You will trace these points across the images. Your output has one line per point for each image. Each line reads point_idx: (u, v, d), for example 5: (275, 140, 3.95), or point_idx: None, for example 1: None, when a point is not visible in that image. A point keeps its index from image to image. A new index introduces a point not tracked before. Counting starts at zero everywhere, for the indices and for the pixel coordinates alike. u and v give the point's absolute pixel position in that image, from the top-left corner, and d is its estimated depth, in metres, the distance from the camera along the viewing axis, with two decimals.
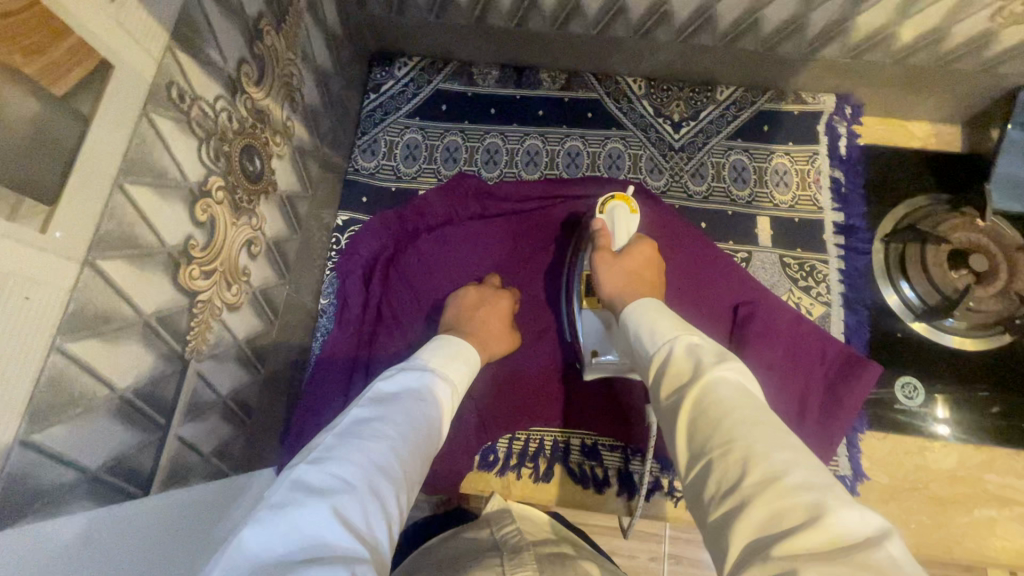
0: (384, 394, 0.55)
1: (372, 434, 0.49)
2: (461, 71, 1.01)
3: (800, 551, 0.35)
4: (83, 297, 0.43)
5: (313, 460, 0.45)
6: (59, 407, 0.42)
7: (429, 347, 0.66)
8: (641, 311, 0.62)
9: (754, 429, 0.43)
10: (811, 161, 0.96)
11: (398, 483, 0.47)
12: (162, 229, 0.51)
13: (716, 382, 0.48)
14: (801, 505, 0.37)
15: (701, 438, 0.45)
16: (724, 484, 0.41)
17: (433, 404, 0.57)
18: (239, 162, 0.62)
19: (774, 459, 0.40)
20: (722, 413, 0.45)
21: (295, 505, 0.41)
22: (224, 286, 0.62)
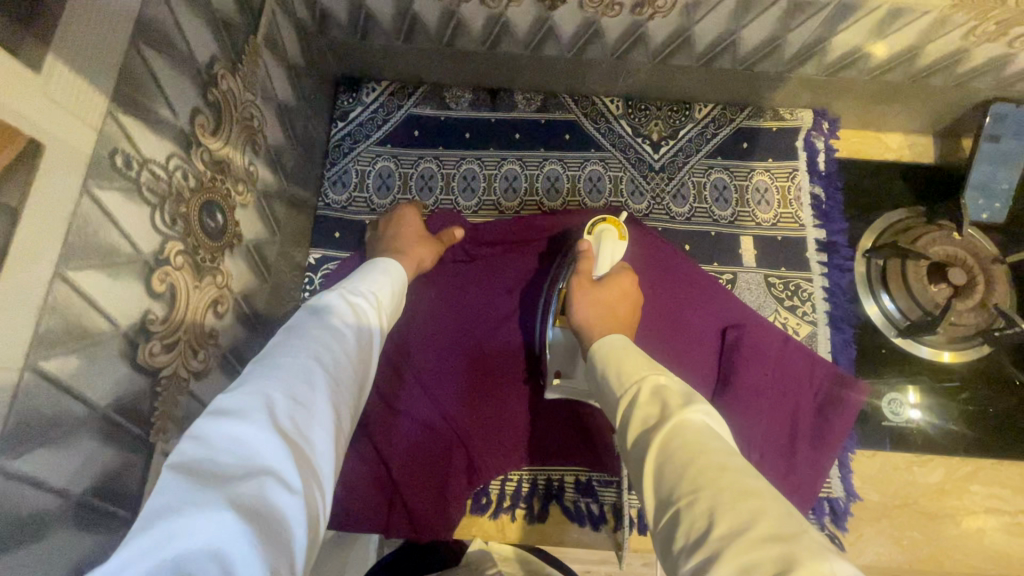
0: (303, 316, 0.53)
1: (294, 351, 0.47)
2: (432, 94, 0.97)
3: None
4: (26, 407, 0.38)
5: (232, 387, 0.43)
6: (5, 532, 0.37)
7: (352, 277, 0.63)
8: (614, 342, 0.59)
9: (719, 476, 0.40)
10: (791, 177, 0.95)
11: (329, 388, 0.46)
12: (114, 311, 0.46)
13: (685, 427, 0.45)
14: (772, 559, 0.34)
15: (667, 486, 0.42)
16: (691, 540, 0.38)
17: (354, 319, 0.55)
18: (199, 220, 0.57)
19: (749, 517, 0.37)
20: (689, 461, 0.42)
21: (216, 430, 0.39)
22: (190, 355, 0.58)
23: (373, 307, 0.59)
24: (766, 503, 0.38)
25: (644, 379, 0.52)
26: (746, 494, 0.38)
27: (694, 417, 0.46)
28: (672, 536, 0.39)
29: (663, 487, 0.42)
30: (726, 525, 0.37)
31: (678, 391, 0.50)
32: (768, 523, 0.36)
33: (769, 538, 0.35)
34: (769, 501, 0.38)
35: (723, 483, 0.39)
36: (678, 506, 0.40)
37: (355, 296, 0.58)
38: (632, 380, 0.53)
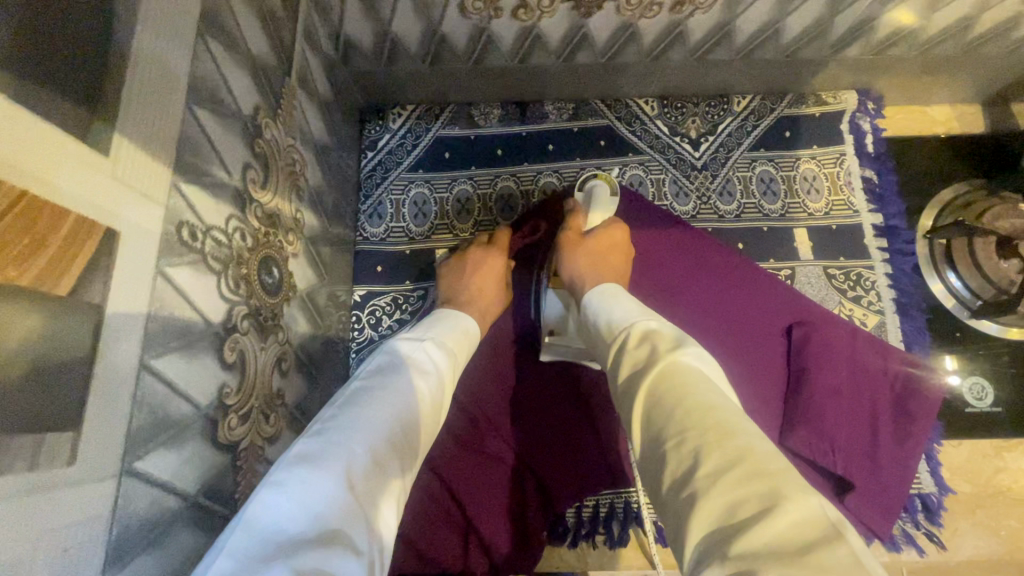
0: (389, 360, 0.50)
1: (377, 401, 0.44)
2: (460, 114, 0.94)
3: (758, 550, 0.27)
4: (127, 514, 0.36)
5: (318, 430, 0.40)
6: None
7: (426, 322, 0.60)
8: (597, 293, 0.55)
9: (702, 416, 0.35)
10: (840, 163, 0.92)
11: (400, 452, 0.42)
12: (194, 392, 0.43)
13: (678, 368, 0.40)
14: (755, 495, 0.30)
15: (656, 431, 0.38)
16: (678, 481, 0.34)
17: (434, 373, 0.51)
18: (259, 279, 0.55)
19: (737, 456, 0.32)
20: (672, 404, 0.37)
21: (295, 477, 0.36)
22: (262, 420, 0.55)
23: (453, 360, 0.55)
24: (755, 443, 0.33)
25: (632, 326, 0.47)
26: (733, 434, 0.34)
27: (683, 357, 0.42)
28: (662, 477, 0.36)
29: (652, 430, 0.38)
30: (713, 463, 0.32)
31: (670, 334, 0.45)
32: (754, 461, 0.32)
33: (753, 475, 0.31)
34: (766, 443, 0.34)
35: (709, 422, 0.35)
36: (666, 451, 0.36)
37: (437, 345, 0.55)
38: (623, 326, 0.48)
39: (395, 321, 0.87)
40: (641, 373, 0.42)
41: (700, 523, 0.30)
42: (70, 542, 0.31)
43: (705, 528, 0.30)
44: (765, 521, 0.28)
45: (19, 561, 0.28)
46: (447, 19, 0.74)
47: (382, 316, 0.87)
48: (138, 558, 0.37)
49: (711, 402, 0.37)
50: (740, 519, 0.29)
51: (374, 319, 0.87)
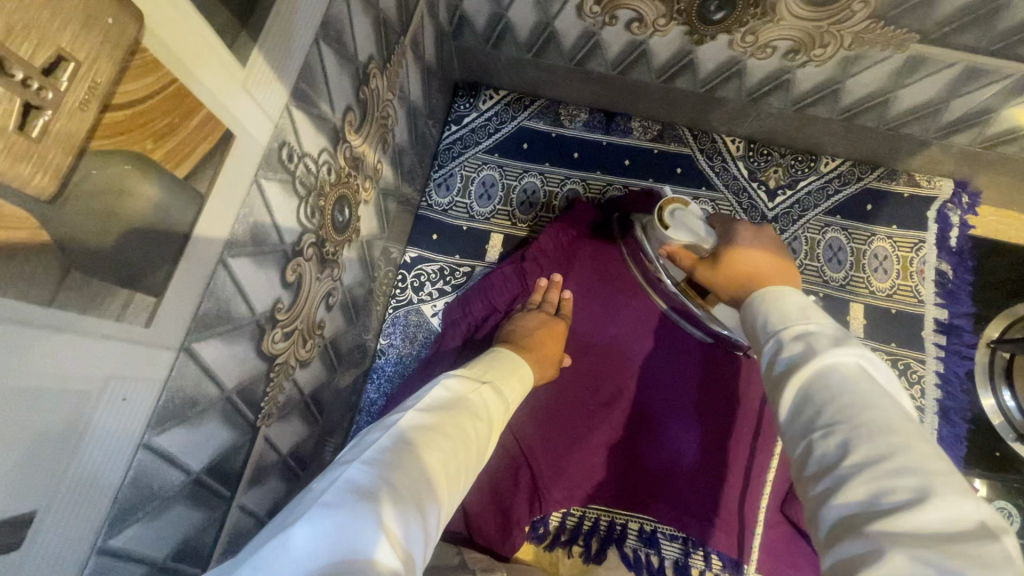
0: (447, 398, 0.51)
1: (430, 442, 0.44)
2: (548, 110, 0.96)
3: (905, 538, 0.30)
4: (176, 385, 0.39)
5: (369, 461, 0.41)
6: (139, 504, 0.38)
7: (485, 363, 0.61)
8: (758, 298, 0.53)
9: (864, 413, 0.38)
10: (916, 249, 0.89)
11: (441, 496, 0.42)
12: (254, 297, 0.46)
13: (839, 366, 0.42)
14: (904, 488, 0.33)
15: (807, 417, 0.40)
16: (822, 463, 0.37)
17: (487, 422, 0.51)
18: (332, 214, 0.58)
19: (893, 449, 0.35)
20: (825, 398, 0.40)
21: (339, 502, 0.36)
22: (301, 343, 0.58)
23: (504, 409, 0.56)
24: (911, 441, 0.35)
25: (788, 329, 0.47)
26: (890, 432, 0.36)
27: (846, 359, 0.42)
28: (804, 462, 0.39)
29: (801, 419, 0.41)
30: (863, 454, 0.35)
31: (829, 334, 0.45)
32: (907, 457, 0.34)
33: (908, 471, 0.33)
34: (918, 441, 0.36)
35: (865, 418, 0.37)
36: (811, 439, 0.39)
37: (493, 391, 0.55)
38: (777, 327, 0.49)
39: (436, 289, 0.90)
40: (794, 368, 0.44)
41: (841, 506, 0.34)
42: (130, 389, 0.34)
43: (845, 510, 0.34)
44: (914, 515, 0.31)
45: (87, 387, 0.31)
46: (562, 16, 0.76)
47: (426, 282, 0.90)
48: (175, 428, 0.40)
49: (867, 399, 0.39)
50: (891, 505, 0.32)
51: (418, 282, 0.90)
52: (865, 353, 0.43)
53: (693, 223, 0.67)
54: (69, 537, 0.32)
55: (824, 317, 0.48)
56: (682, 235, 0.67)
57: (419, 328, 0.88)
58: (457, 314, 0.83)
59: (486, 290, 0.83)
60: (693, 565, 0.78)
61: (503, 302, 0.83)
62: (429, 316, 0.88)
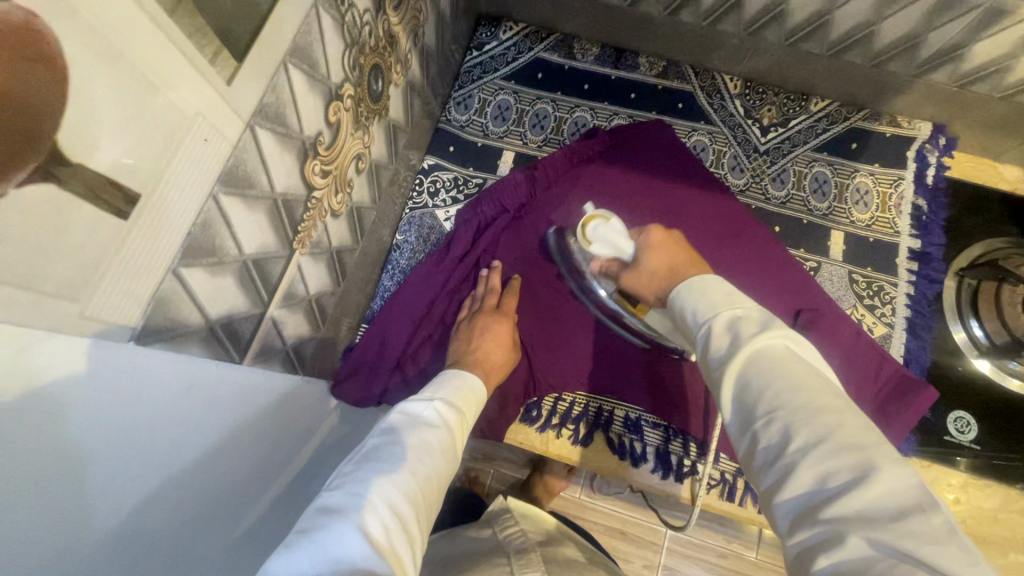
0: (403, 420, 0.59)
1: (392, 459, 0.53)
2: (562, 44, 1.04)
3: (853, 517, 0.35)
4: (242, 155, 0.46)
5: (338, 491, 0.50)
6: (203, 249, 0.45)
7: (440, 384, 0.66)
8: (684, 289, 0.56)
9: (804, 394, 0.42)
10: (895, 184, 0.96)
11: (414, 502, 0.51)
12: (304, 116, 0.54)
13: (766, 351, 0.46)
14: (847, 466, 0.37)
15: (749, 404, 0.44)
16: (770, 453, 0.41)
17: (445, 429, 0.60)
18: (369, 78, 0.65)
19: (829, 428, 0.39)
20: (761, 388, 0.44)
21: (311, 530, 0.45)
22: (334, 190, 0.66)
23: (461, 422, 0.63)
24: (844, 419, 0.40)
25: (716, 316, 0.50)
26: (823, 411, 0.40)
27: (772, 343, 0.46)
28: (754, 453, 0.42)
29: (741, 412, 0.45)
30: (801, 440, 0.39)
31: (753, 318, 0.49)
32: (846, 436, 0.38)
33: (847, 447, 0.38)
34: (848, 417, 0.40)
35: (801, 402, 0.41)
36: (755, 430, 0.43)
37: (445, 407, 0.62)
38: (706, 317, 0.51)
39: (450, 196, 0.97)
40: (727, 353, 0.47)
41: (793, 498, 0.38)
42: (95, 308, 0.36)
43: (798, 500, 0.38)
44: (855, 495, 0.35)
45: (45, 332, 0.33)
46: None
47: (441, 188, 0.97)
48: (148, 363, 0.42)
49: (802, 381, 0.43)
50: (834, 487, 0.36)
51: (433, 188, 0.97)
52: (788, 333, 0.47)
53: (613, 236, 0.74)
54: (158, 244, 0.40)
55: (747, 300, 0.52)
56: (605, 249, 0.75)
57: (432, 230, 0.95)
58: (470, 213, 0.90)
59: (496, 193, 0.90)
60: (672, 452, 0.84)
61: (513, 205, 0.91)
62: (442, 220, 0.96)
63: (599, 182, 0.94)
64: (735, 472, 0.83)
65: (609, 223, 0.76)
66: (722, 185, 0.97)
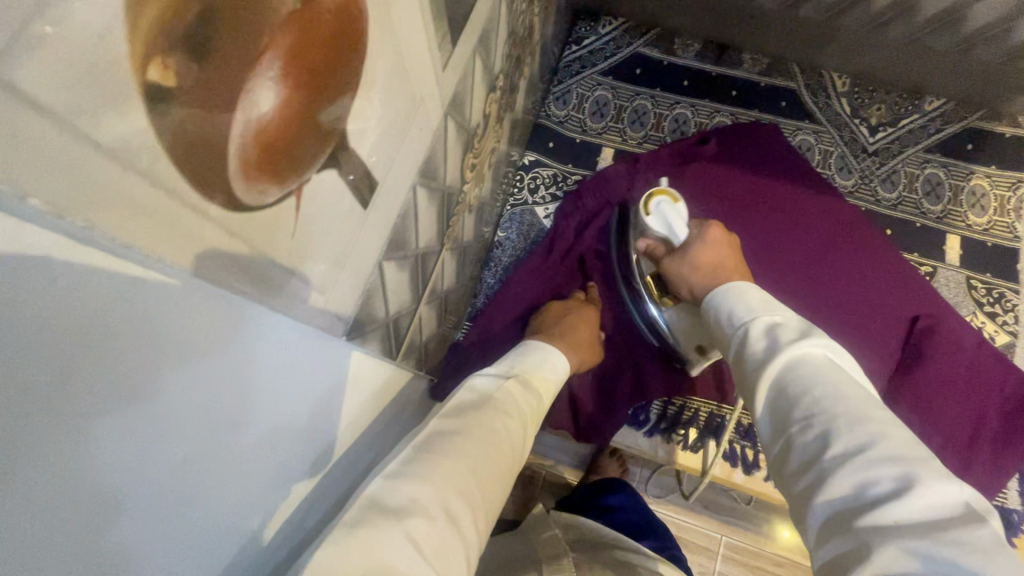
0: (474, 398, 0.50)
1: (458, 453, 0.43)
2: (663, 39, 1.02)
3: (893, 528, 0.33)
4: (435, 145, 0.44)
5: (390, 472, 0.40)
6: (396, 244, 0.43)
7: (521, 360, 0.60)
8: (724, 288, 0.56)
9: (845, 404, 0.40)
10: (1014, 188, 0.92)
11: (477, 507, 0.41)
12: (473, 107, 0.52)
13: (802, 359, 0.44)
14: (888, 476, 0.35)
15: (785, 411, 0.43)
16: (806, 456, 0.39)
17: (518, 420, 0.51)
18: (511, 69, 0.63)
19: (875, 436, 0.38)
20: (801, 392, 0.42)
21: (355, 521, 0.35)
22: (473, 184, 0.64)
23: (535, 405, 0.55)
24: (888, 429, 0.38)
25: (752, 321, 0.50)
26: (869, 420, 0.39)
27: (813, 350, 0.45)
28: (785, 462, 0.41)
29: (778, 413, 0.43)
30: (840, 448, 0.38)
31: (795, 325, 0.48)
32: (891, 444, 0.37)
33: (889, 459, 0.36)
34: (894, 428, 0.39)
35: (844, 410, 0.39)
36: (791, 434, 0.41)
37: (521, 385, 0.55)
38: (743, 319, 0.51)
39: (550, 193, 0.95)
40: (765, 362, 0.46)
41: (826, 502, 0.37)
42: (178, 328, 0.23)
43: (830, 506, 0.36)
44: (900, 504, 0.34)
45: (104, 421, 0.20)
46: None
47: (541, 185, 0.95)
48: (241, 380, 0.28)
49: (843, 388, 0.41)
50: (873, 496, 0.35)
51: (534, 185, 0.95)
52: (830, 344, 0.45)
53: (672, 216, 0.70)
54: (378, 232, 0.38)
55: (788, 311, 0.51)
56: (660, 225, 0.71)
57: (533, 226, 0.93)
58: (569, 208, 0.89)
59: (599, 185, 0.88)
60: None
61: (616, 196, 0.88)
62: (542, 217, 0.94)
63: (708, 178, 0.91)
64: None
65: (676, 203, 0.71)
66: (828, 184, 0.93)
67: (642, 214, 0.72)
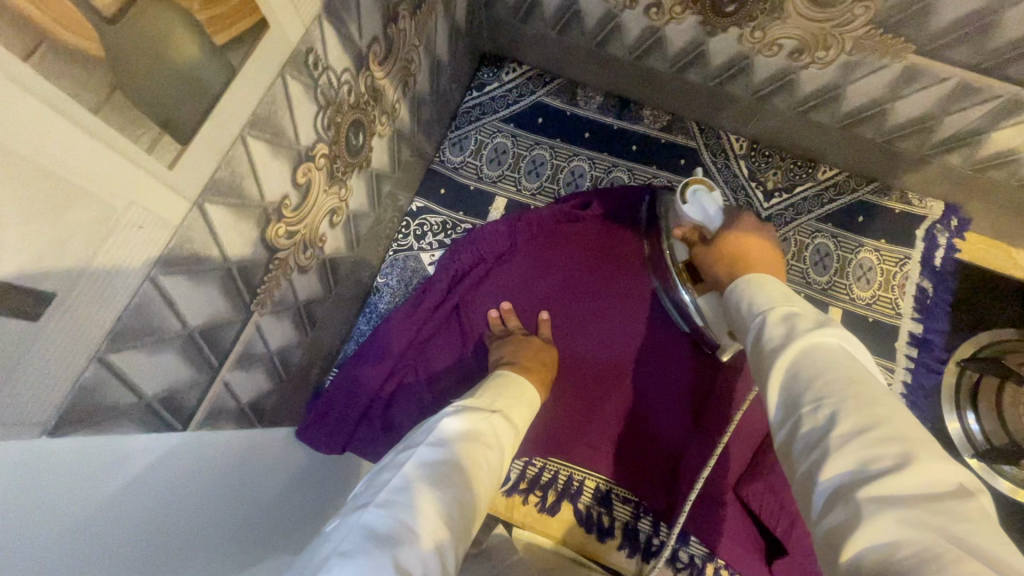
0: (455, 431, 0.51)
1: (435, 479, 0.45)
2: (566, 89, 1.01)
3: (884, 497, 0.32)
4: (186, 232, 0.44)
5: (384, 501, 0.42)
6: (134, 334, 0.43)
7: (495, 386, 0.62)
8: (745, 279, 0.54)
9: (854, 384, 0.38)
10: (899, 264, 0.91)
11: (456, 533, 0.44)
12: (266, 184, 0.52)
13: (818, 346, 0.42)
14: (887, 453, 0.34)
15: (791, 393, 0.41)
16: (810, 437, 0.38)
17: (499, 452, 0.53)
18: (347, 134, 0.63)
19: (876, 419, 0.36)
20: (809, 376, 0.40)
21: (358, 548, 0.38)
22: (302, 248, 0.63)
23: (514, 437, 0.57)
24: (891, 413, 0.36)
25: (774, 307, 0.48)
26: (870, 402, 0.37)
27: (827, 339, 0.43)
28: (789, 440, 0.40)
29: (786, 397, 0.41)
30: (847, 425, 0.36)
31: (813, 317, 0.46)
32: (889, 427, 0.35)
33: (890, 437, 0.34)
34: (897, 411, 0.37)
35: (851, 390, 0.38)
36: (799, 414, 0.39)
37: (504, 419, 0.57)
38: (766, 306, 0.49)
39: (436, 241, 0.95)
40: (776, 350, 0.44)
41: (830, 478, 0.35)
42: None
43: (831, 483, 0.35)
44: (896, 479, 0.33)
45: None
46: None
47: (428, 232, 0.95)
48: None
49: (853, 375, 0.39)
50: (871, 473, 0.34)
51: (420, 231, 0.95)
52: (846, 335, 0.43)
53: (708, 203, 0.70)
54: (101, 316, 0.39)
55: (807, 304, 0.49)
56: (695, 213, 0.71)
57: (415, 274, 0.93)
58: (445, 262, 0.87)
59: (475, 242, 0.88)
60: (641, 529, 0.82)
61: (492, 254, 0.88)
62: (426, 264, 0.93)
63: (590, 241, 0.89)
64: (704, 557, 0.82)
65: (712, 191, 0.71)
66: None
67: (676, 197, 0.73)
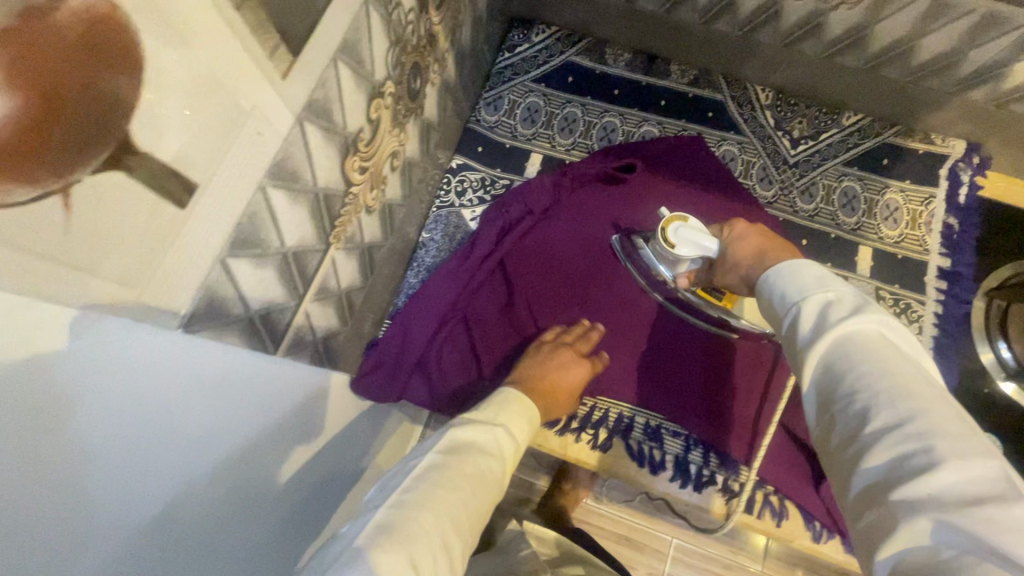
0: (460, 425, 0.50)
1: (438, 472, 0.44)
2: (594, 48, 1.04)
3: (927, 498, 0.32)
4: (291, 146, 0.47)
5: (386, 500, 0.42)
6: (246, 242, 0.45)
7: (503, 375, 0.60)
8: (776, 269, 0.49)
9: (894, 379, 0.38)
10: (925, 202, 0.95)
11: (459, 531, 0.42)
12: (349, 112, 0.54)
13: (852, 340, 0.41)
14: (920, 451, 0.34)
15: (828, 389, 0.40)
16: (849, 433, 0.38)
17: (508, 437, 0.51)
18: (408, 76, 0.66)
19: (921, 407, 0.36)
20: (846, 372, 0.39)
21: (362, 537, 0.38)
22: (370, 186, 0.66)
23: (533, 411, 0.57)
24: (934, 406, 0.36)
25: (803, 301, 0.45)
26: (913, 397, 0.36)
27: (864, 326, 0.41)
28: (829, 436, 0.40)
29: (825, 401, 0.40)
30: (883, 422, 0.36)
31: (847, 302, 0.43)
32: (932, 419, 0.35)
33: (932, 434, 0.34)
34: (944, 408, 0.36)
35: (894, 381, 0.37)
36: (835, 411, 0.39)
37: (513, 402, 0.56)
38: (792, 299, 0.46)
39: (477, 196, 0.97)
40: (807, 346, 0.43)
41: (867, 471, 0.35)
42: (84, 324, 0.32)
43: (867, 478, 0.35)
44: (938, 474, 0.32)
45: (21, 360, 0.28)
46: None
47: (468, 189, 0.98)
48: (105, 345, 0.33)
49: (899, 378, 0.38)
50: (911, 469, 0.33)
51: (461, 188, 0.98)
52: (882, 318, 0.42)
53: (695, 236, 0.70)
54: (180, 290, 0.39)
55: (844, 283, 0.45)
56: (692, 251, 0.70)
57: (458, 228, 0.95)
58: (493, 214, 0.90)
59: (522, 194, 0.90)
60: (691, 461, 0.83)
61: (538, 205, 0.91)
62: (468, 220, 0.96)
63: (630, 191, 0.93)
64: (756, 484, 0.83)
65: (688, 224, 0.72)
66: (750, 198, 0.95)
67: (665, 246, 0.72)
